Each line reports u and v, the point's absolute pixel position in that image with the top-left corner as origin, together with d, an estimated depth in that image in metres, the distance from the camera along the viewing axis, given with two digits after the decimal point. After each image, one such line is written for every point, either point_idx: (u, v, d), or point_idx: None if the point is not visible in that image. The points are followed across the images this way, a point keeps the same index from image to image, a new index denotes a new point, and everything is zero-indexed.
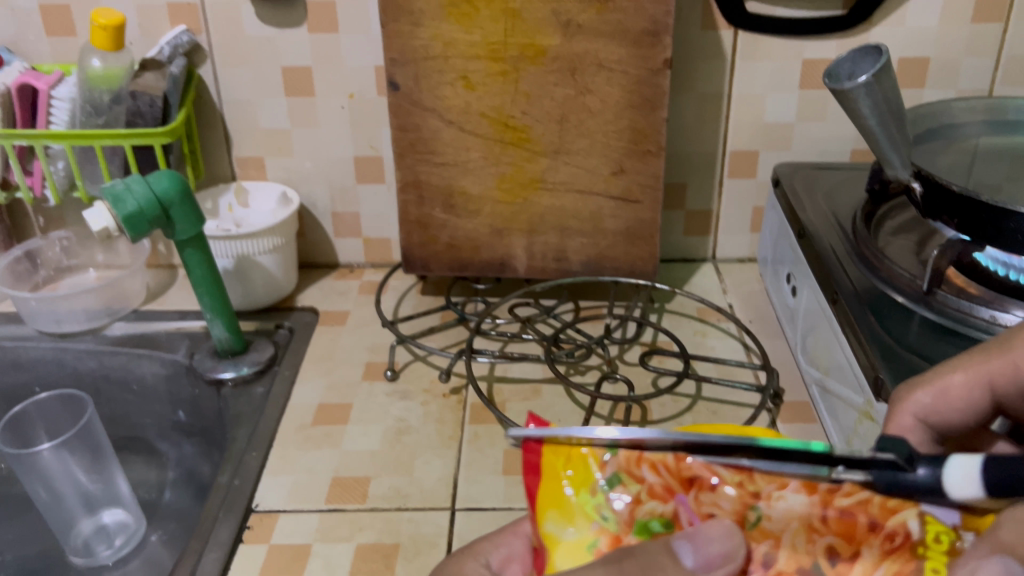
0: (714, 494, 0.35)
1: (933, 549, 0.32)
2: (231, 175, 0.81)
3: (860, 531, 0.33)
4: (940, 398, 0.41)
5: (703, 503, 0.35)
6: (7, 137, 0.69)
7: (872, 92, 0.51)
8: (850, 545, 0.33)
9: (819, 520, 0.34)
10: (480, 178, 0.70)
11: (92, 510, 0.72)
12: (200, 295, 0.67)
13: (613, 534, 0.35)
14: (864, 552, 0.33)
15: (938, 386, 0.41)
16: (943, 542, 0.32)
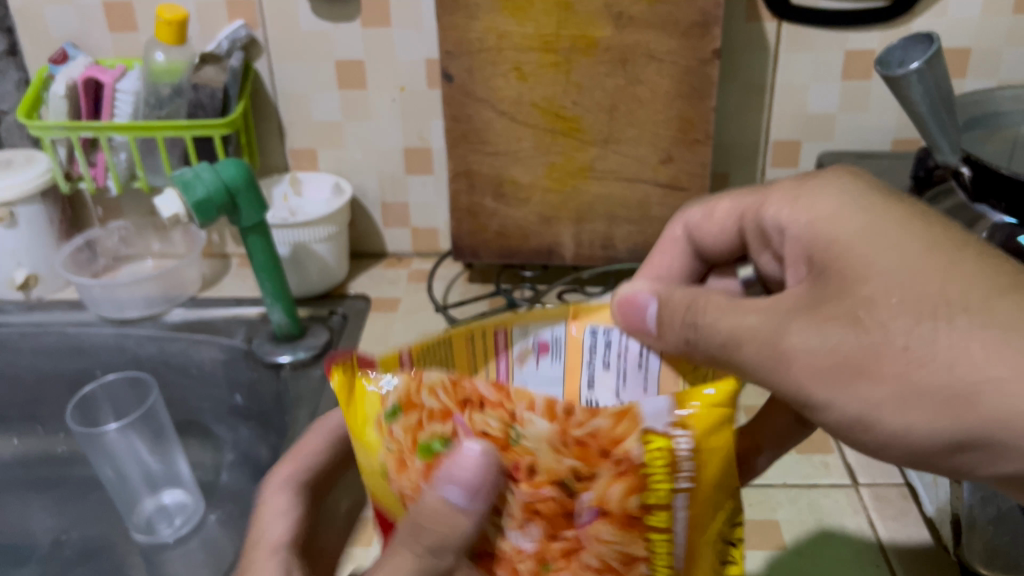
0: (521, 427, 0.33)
1: (654, 467, 0.32)
2: (285, 165, 0.83)
3: (595, 455, 0.32)
4: (704, 219, 0.43)
5: (476, 423, 0.34)
6: (74, 129, 0.73)
7: (923, 79, 0.53)
8: (588, 467, 0.32)
9: (562, 446, 0.33)
10: (531, 167, 0.72)
11: (155, 489, 0.75)
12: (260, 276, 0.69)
13: (399, 461, 0.35)
14: (600, 473, 0.32)
15: (710, 207, 0.43)
16: (661, 454, 0.32)
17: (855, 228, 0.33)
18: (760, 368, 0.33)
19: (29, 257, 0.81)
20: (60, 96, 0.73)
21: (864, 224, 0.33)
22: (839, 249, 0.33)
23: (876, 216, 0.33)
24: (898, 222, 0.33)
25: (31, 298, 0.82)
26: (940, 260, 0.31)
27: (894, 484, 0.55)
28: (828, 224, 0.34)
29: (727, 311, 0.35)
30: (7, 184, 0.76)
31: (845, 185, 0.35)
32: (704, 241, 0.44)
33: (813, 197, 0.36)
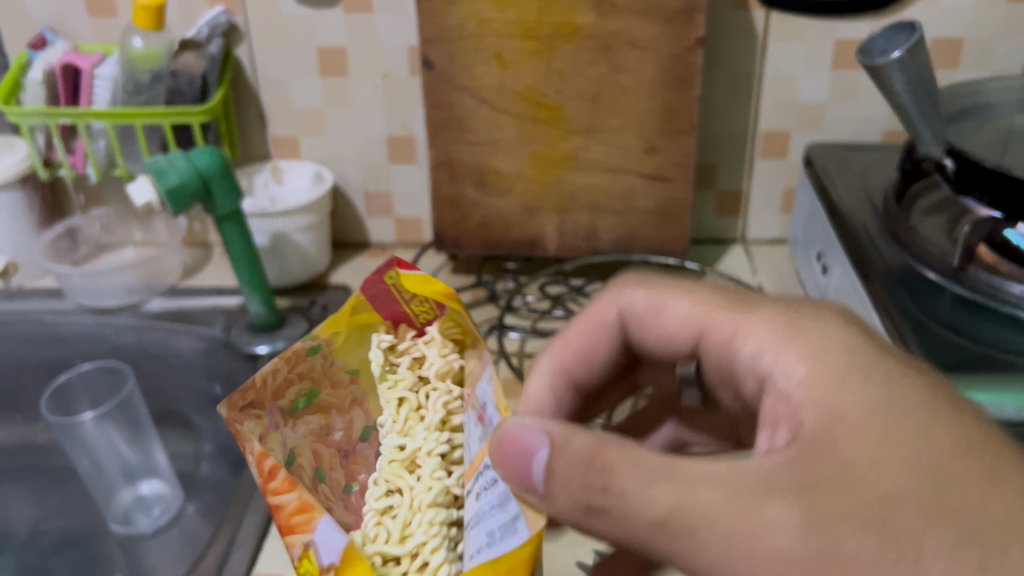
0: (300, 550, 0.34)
1: None
2: (267, 153, 0.82)
3: None
4: (653, 310, 0.43)
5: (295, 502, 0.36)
6: (51, 115, 0.72)
7: (904, 68, 0.52)
8: None
9: None
10: (513, 156, 0.71)
11: (132, 481, 0.74)
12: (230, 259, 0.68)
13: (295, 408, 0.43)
14: None
15: (659, 303, 0.43)
16: None
17: (859, 401, 0.30)
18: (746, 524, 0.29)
19: (8, 245, 0.81)
20: (37, 82, 0.72)
21: (846, 384, 0.31)
22: (837, 409, 0.30)
23: (905, 413, 0.30)
24: (883, 390, 0.31)
25: (10, 286, 0.81)
26: (979, 468, 0.28)
27: None
28: (835, 376, 0.32)
29: (658, 470, 0.31)
30: None
31: (834, 332, 0.34)
32: (665, 327, 0.43)
33: (820, 342, 0.34)
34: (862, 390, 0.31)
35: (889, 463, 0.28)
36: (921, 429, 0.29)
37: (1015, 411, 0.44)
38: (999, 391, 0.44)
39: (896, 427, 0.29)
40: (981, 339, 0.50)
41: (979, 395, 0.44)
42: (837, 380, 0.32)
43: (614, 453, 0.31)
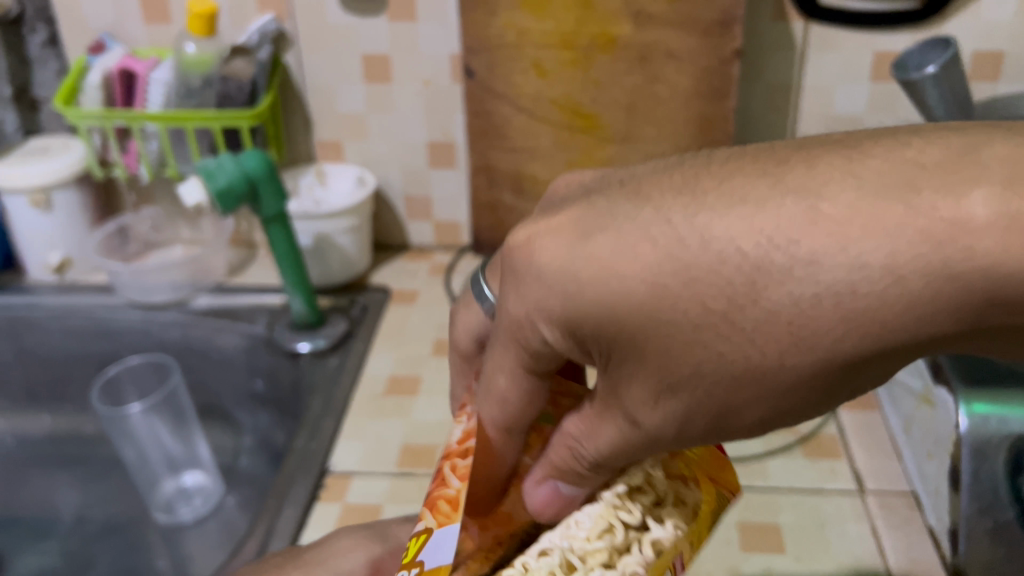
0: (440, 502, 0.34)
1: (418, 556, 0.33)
2: (311, 156, 0.84)
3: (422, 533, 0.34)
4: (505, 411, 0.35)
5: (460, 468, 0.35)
6: (107, 118, 0.75)
7: (939, 84, 0.52)
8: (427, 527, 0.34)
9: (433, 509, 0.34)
10: (550, 163, 0.72)
11: (175, 471, 0.77)
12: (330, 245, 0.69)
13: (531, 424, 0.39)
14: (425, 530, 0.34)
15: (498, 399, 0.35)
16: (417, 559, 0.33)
17: (623, 281, 0.28)
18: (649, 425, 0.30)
19: (63, 241, 0.84)
20: (94, 86, 0.75)
21: (597, 283, 0.29)
22: (595, 320, 0.29)
23: (636, 260, 0.28)
24: (691, 271, 0.27)
25: (64, 280, 0.85)
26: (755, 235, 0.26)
27: (900, 493, 0.55)
28: (568, 281, 0.29)
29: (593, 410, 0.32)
30: (43, 169, 0.78)
31: (563, 258, 0.29)
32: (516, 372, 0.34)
33: (567, 292, 0.29)
34: (631, 256, 0.28)
35: (672, 369, 0.28)
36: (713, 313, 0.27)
37: None
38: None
39: (678, 301, 0.27)
40: None
41: (1007, 408, 0.45)
42: (576, 284, 0.29)
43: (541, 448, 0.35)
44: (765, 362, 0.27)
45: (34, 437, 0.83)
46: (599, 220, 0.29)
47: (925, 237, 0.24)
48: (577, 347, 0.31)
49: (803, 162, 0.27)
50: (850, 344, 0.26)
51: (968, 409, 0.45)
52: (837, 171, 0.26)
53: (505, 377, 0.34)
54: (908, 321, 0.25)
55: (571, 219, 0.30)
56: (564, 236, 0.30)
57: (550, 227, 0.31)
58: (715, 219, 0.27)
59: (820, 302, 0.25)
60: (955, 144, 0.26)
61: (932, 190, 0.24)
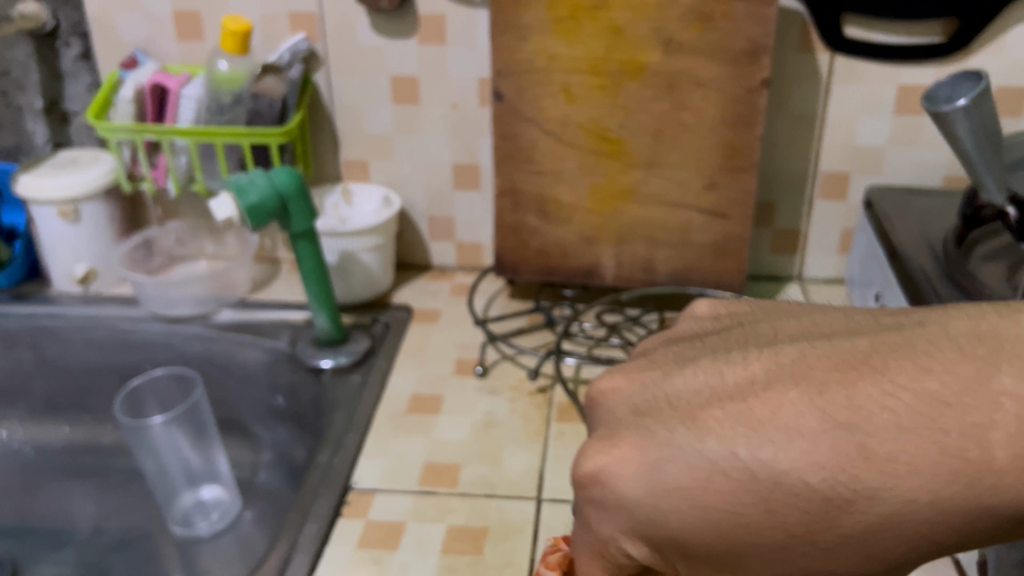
0: None
1: None
2: (337, 175, 0.85)
3: None
4: None
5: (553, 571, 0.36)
6: (138, 131, 0.76)
7: (970, 116, 0.53)
8: None
9: None
10: (575, 187, 0.73)
11: (193, 484, 0.77)
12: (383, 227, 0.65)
13: None
14: None
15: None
16: None
17: (705, 511, 0.30)
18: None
19: (88, 252, 0.84)
20: (127, 100, 0.76)
21: (681, 513, 0.30)
22: (684, 543, 0.30)
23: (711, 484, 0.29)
24: (772, 501, 0.29)
25: (88, 292, 0.85)
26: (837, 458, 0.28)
27: None
28: (652, 505, 0.30)
29: None
30: (73, 181, 0.79)
31: (632, 484, 0.31)
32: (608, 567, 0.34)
33: (648, 517, 0.31)
34: (708, 491, 0.29)
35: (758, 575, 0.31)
36: (790, 536, 0.29)
37: None
38: None
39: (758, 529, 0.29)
40: None
41: None
42: (660, 513, 0.30)
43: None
44: (839, 568, 0.29)
45: (53, 447, 0.84)
46: (662, 447, 0.31)
47: (953, 472, 0.27)
48: (668, 556, 0.31)
49: (844, 391, 0.30)
50: (907, 551, 0.28)
51: None
52: (882, 413, 0.29)
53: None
54: (954, 530, 0.28)
55: (634, 448, 0.31)
56: (635, 463, 0.31)
57: (616, 454, 0.32)
58: (778, 453, 0.29)
59: (883, 528, 0.28)
60: (966, 369, 0.29)
61: (957, 429, 0.28)
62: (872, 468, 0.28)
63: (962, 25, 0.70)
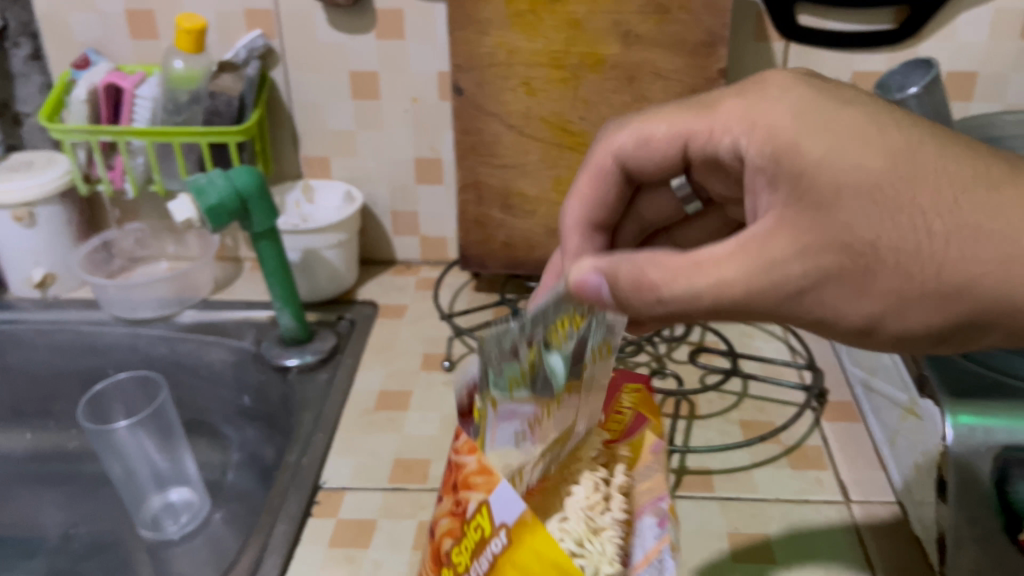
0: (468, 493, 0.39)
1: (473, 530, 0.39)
2: (298, 173, 0.84)
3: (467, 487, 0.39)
4: (640, 142, 0.46)
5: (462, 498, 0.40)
6: (94, 133, 0.74)
7: (921, 103, 0.54)
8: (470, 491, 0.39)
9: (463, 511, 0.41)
10: (538, 180, 0.73)
11: (162, 487, 0.77)
12: (524, 361, 0.42)
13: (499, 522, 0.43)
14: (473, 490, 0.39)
15: (643, 134, 0.46)
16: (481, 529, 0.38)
17: (858, 170, 0.32)
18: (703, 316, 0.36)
19: (48, 256, 0.83)
20: (81, 100, 0.75)
21: (957, 186, 0.32)
22: (837, 180, 0.32)
23: (846, 136, 0.33)
24: (893, 167, 0.32)
25: (48, 297, 0.84)
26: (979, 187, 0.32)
27: (887, 503, 0.56)
28: (811, 163, 0.33)
29: (700, 261, 0.35)
30: (29, 184, 0.78)
31: (849, 119, 0.33)
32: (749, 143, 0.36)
33: (856, 147, 0.32)
34: (839, 137, 0.33)
35: (852, 236, 0.32)
36: (879, 204, 0.31)
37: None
38: (1009, 417, 0.46)
39: (922, 216, 0.32)
40: (991, 364, 0.50)
41: (991, 420, 0.46)
42: (814, 165, 0.33)
43: (631, 269, 0.37)
44: (890, 288, 0.32)
45: (15, 456, 0.83)
46: (884, 130, 0.33)
47: (955, 289, 0.32)
48: (796, 205, 0.33)
49: (998, 187, 0.32)
50: (950, 321, 0.33)
51: (955, 419, 0.46)
52: (968, 187, 0.32)
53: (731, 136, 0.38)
54: (978, 311, 0.32)
55: (863, 122, 0.33)
56: (845, 131, 0.33)
57: (842, 128, 0.33)
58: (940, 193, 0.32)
59: (931, 273, 0.32)
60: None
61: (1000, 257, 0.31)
62: (981, 209, 0.31)
63: (913, 13, 0.71)
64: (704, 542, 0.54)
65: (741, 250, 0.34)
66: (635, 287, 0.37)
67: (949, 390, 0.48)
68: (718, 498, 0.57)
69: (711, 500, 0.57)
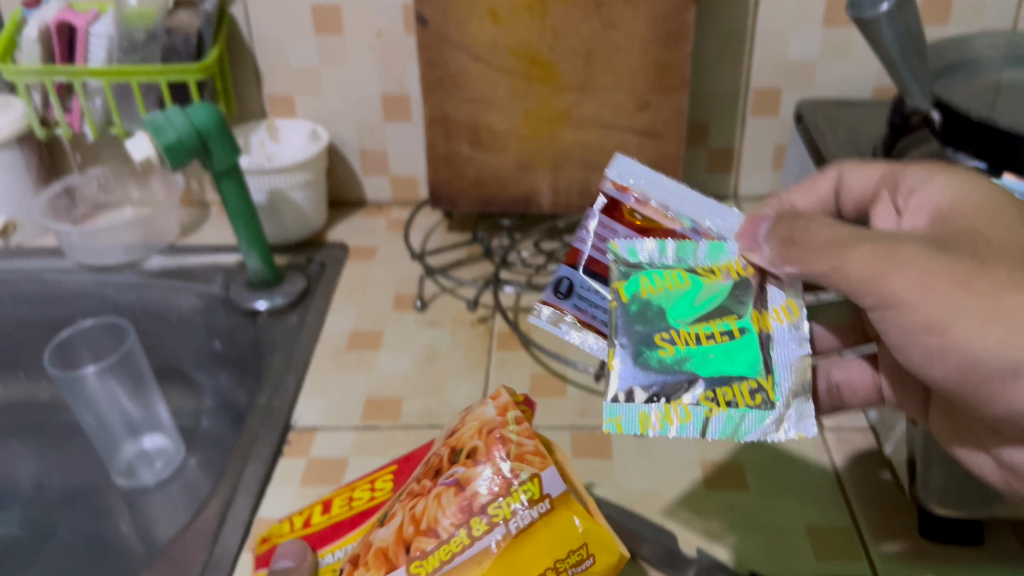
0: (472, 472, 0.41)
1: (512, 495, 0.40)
2: (262, 112, 0.82)
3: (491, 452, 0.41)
4: (816, 199, 0.43)
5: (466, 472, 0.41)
6: (48, 73, 0.72)
7: (893, 21, 0.54)
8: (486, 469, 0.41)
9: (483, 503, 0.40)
10: (507, 113, 0.71)
11: (135, 435, 0.76)
12: (674, 270, 0.41)
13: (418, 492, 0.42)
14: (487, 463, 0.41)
15: (821, 192, 0.43)
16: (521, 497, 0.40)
17: (964, 200, 0.36)
18: (822, 261, 0.35)
19: (7, 202, 0.82)
20: (32, 40, 0.72)
21: None
22: (962, 214, 0.35)
23: (995, 205, 0.35)
24: None
25: (10, 244, 0.83)
26: None
27: (859, 428, 0.57)
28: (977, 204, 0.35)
29: (849, 235, 0.35)
30: None
31: (969, 181, 0.37)
32: (943, 200, 0.36)
33: (1012, 218, 0.34)
34: (979, 201, 0.35)
35: (975, 237, 0.34)
36: None
37: None
38: None
39: (987, 249, 0.33)
40: None
41: None
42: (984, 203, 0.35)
43: (787, 226, 0.38)
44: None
45: None
46: None
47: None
48: (958, 215, 0.35)
49: None
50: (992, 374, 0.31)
51: None
52: None
53: (953, 180, 0.37)
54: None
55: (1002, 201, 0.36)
56: (961, 192, 0.36)
57: (955, 180, 0.37)
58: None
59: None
60: None
61: None
62: None
63: None
64: (679, 473, 0.54)
65: (876, 240, 0.34)
66: (786, 242, 0.37)
67: None
68: None
69: None
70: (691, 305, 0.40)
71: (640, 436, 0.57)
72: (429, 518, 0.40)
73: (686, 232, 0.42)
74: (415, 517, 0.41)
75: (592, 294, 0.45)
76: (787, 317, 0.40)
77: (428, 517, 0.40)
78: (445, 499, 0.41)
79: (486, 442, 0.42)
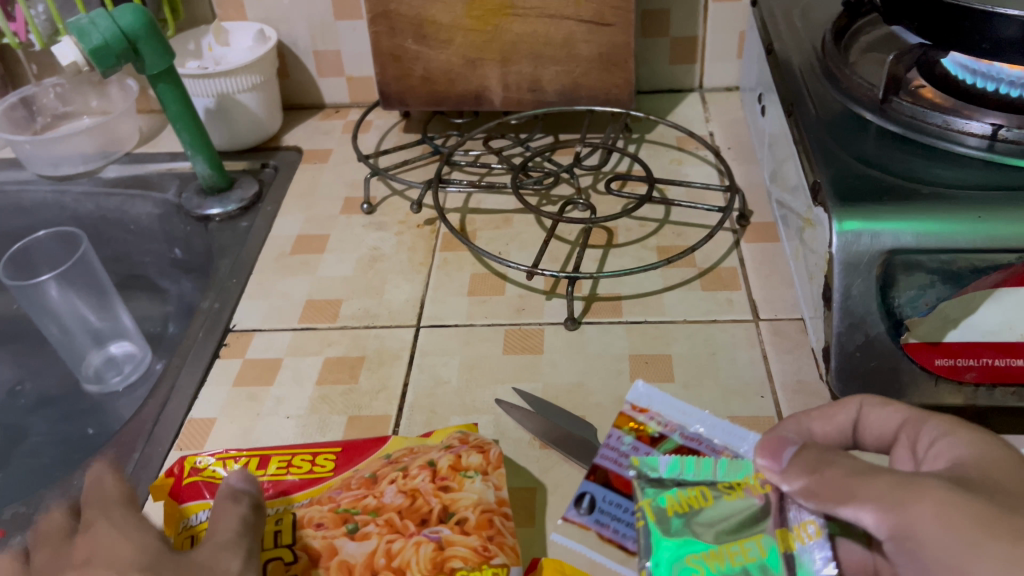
0: (456, 540, 0.38)
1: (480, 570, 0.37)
2: (212, 16, 0.81)
3: (480, 524, 0.39)
4: (825, 420, 0.39)
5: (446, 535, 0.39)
6: None
7: None
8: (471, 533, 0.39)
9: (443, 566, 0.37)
10: (450, 6, 0.69)
11: (101, 343, 0.77)
12: (697, 488, 0.41)
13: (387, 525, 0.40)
14: (472, 535, 0.39)
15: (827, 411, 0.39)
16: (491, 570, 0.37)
17: (984, 454, 0.32)
18: (840, 497, 0.32)
19: None
20: None
21: None
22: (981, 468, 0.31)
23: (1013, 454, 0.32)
24: None
25: None
26: None
27: (794, 319, 0.55)
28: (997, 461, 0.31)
29: (860, 484, 0.32)
30: None
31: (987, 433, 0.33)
32: (959, 450, 0.33)
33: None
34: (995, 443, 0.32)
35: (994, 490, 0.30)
36: None
37: (913, 237, 0.42)
38: (896, 219, 0.43)
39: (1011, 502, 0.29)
40: (892, 170, 0.48)
41: (879, 224, 0.43)
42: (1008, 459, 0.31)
43: (813, 460, 0.35)
44: None
45: None
46: None
47: None
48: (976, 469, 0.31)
49: None
50: None
51: (840, 226, 0.43)
52: None
53: (971, 433, 0.33)
54: None
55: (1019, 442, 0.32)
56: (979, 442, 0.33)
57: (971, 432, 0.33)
58: None
59: None
60: None
61: None
62: None
63: None
64: (605, 365, 0.54)
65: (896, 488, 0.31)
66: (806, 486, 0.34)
67: (836, 196, 0.45)
68: (624, 322, 0.57)
69: (618, 325, 0.57)
70: (714, 519, 0.39)
71: (573, 332, 0.57)
72: (399, 559, 0.38)
73: (707, 448, 0.45)
74: (390, 552, 0.38)
75: (615, 508, 0.43)
76: (809, 537, 0.37)
77: (402, 560, 0.38)
78: (424, 552, 0.38)
79: (482, 523, 0.39)
